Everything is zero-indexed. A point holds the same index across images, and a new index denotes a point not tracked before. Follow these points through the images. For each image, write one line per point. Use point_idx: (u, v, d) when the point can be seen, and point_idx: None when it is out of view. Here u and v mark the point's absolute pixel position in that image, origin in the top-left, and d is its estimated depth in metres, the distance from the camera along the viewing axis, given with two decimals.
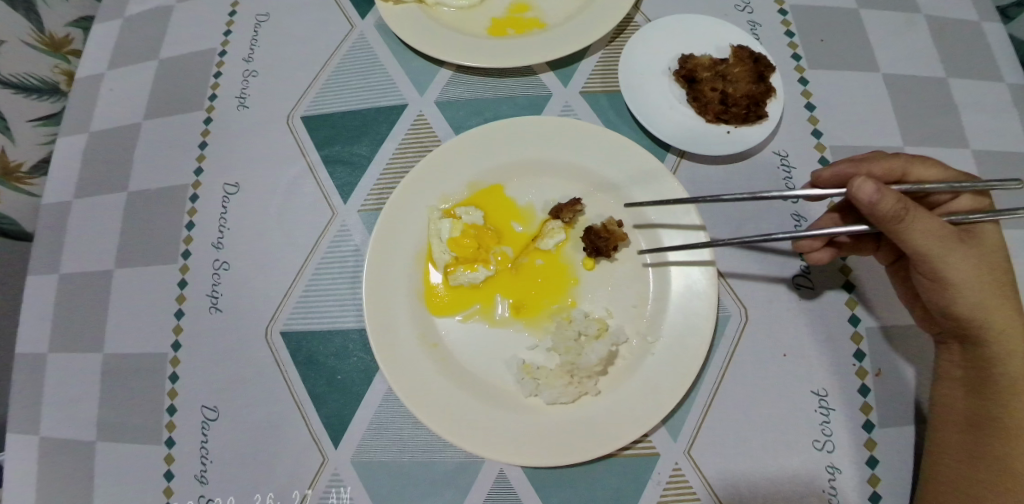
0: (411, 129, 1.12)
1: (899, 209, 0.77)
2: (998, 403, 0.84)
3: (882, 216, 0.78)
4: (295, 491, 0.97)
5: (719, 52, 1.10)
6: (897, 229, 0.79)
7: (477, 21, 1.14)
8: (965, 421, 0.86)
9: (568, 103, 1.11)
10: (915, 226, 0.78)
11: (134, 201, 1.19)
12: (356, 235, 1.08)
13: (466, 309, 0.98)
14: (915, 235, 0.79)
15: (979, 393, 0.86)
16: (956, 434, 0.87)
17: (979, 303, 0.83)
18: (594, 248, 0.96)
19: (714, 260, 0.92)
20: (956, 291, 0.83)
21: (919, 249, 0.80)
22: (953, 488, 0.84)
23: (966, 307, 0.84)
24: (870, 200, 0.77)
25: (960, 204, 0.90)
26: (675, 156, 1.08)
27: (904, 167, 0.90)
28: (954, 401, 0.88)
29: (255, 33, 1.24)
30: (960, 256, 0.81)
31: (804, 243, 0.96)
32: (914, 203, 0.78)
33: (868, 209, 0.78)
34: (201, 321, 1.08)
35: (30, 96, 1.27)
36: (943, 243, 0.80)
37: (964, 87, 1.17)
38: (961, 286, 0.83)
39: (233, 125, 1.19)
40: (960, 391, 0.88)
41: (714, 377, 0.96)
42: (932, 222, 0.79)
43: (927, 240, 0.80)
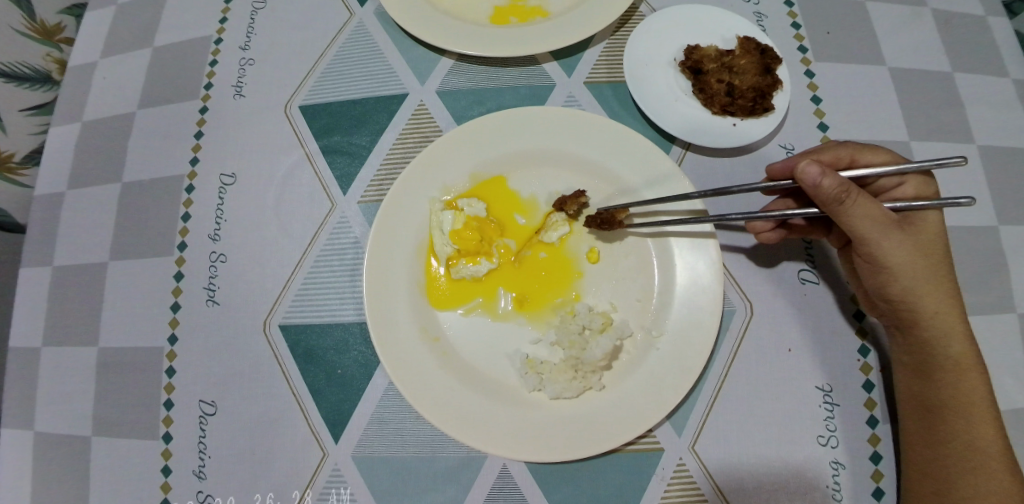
0: (413, 119, 1.08)
1: (842, 192, 0.78)
2: (949, 384, 0.85)
3: (825, 198, 0.79)
4: (294, 489, 0.96)
5: (725, 43, 1.08)
6: (838, 211, 0.81)
7: (480, 8, 1.12)
8: (922, 405, 0.87)
9: (572, 94, 1.09)
10: (856, 209, 0.80)
11: (130, 192, 1.18)
12: (356, 226, 1.05)
13: (469, 302, 0.96)
14: (855, 218, 0.81)
15: (928, 376, 0.87)
16: (916, 418, 0.87)
17: (916, 288, 0.86)
18: (600, 221, 0.93)
19: (715, 233, 0.91)
20: (895, 276, 0.86)
21: (860, 231, 0.83)
22: (928, 475, 0.84)
23: (905, 291, 0.86)
24: (814, 183, 0.78)
25: (904, 191, 0.93)
26: (680, 149, 1.06)
27: (851, 154, 0.92)
28: (907, 386, 0.89)
29: (252, 21, 1.22)
30: (897, 241, 0.84)
31: (754, 223, 0.96)
32: (857, 187, 0.79)
33: (811, 192, 0.79)
34: (199, 314, 1.06)
35: (23, 85, 1.29)
36: (880, 227, 0.82)
37: (971, 82, 1.16)
38: (898, 269, 0.85)
39: (229, 114, 1.16)
40: (910, 376, 0.89)
41: (720, 371, 0.96)
42: (872, 208, 0.81)
43: (867, 225, 0.82)
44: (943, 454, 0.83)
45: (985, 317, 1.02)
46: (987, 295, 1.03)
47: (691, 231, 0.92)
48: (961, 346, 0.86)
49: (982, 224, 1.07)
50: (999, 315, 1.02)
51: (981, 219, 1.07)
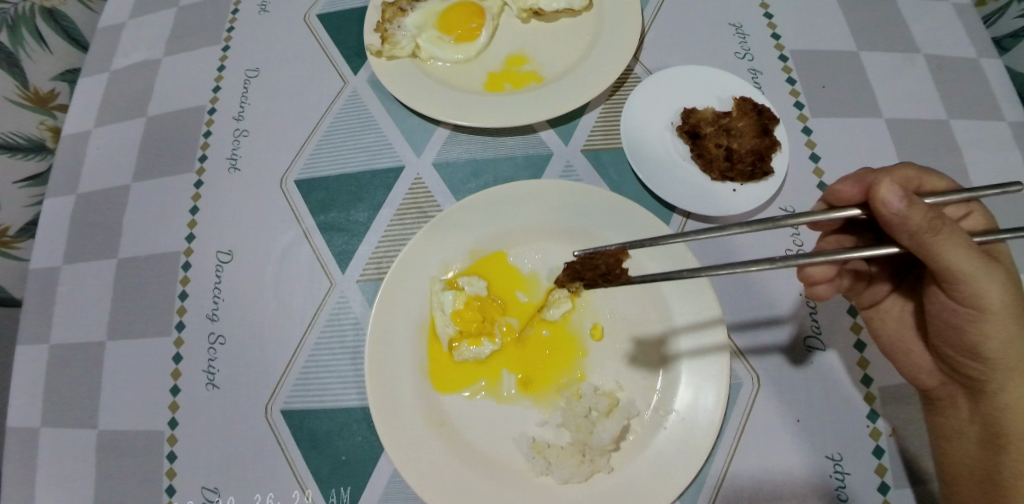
0: (409, 193, 1.07)
1: (933, 220, 0.71)
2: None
3: (913, 229, 0.72)
4: (295, 491, 0.97)
5: (721, 104, 1.07)
6: (926, 245, 0.73)
7: (473, 77, 1.13)
8: (987, 479, 0.80)
9: (569, 163, 1.07)
10: (948, 242, 0.72)
11: (126, 267, 1.17)
12: (356, 306, 1.02)
13: (472, 385, 0.94)
14: (946, 254, 0.73)
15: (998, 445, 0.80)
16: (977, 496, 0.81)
17: (1014, 345, 0.77)
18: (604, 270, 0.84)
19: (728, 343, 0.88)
20: (983, 329, 0.78)
21: (950, 270, 0.74)
22: None
23: (995, 345, 0.78)
24: (897, 211, 0.71)
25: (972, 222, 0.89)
26: (680, 217, 1.04)
27: (919, 178, 0.86)
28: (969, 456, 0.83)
29: (245, 89, 1.22)
30: (1000, 287, 0.75)
31: (811, 273, 0.87)
32: (948, 221, 0.72)
33: (895, 222, 0.73)
34: (199, 397, 1.05)
35: (17, 155, 1.33)
36: (977, 266, 0.73)
37: (966, 128, 1.15)
38: (992, 319, 0.77)
39: (224, 188, 1.15)
40: (972, 446, 0.83)
41: (730, 446, 0.93)
42: (968, 242, 0.73)
43: (966, 263, 0.73)
44: None
45: None
46: None
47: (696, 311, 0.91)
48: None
49: None
50: None
51: None
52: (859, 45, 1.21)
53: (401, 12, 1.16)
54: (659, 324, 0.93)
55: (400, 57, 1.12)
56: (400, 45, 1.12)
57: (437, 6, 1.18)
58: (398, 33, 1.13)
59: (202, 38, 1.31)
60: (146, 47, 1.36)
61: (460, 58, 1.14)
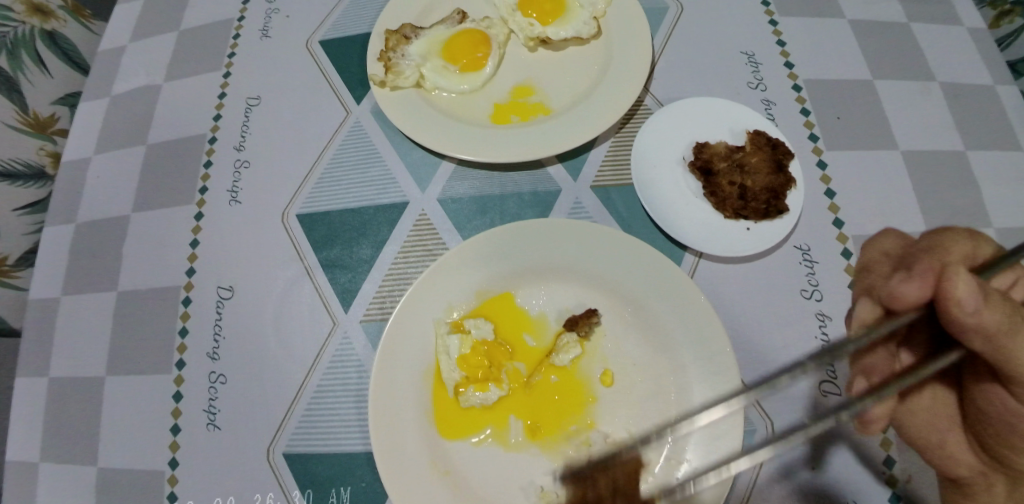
0: (414, 229, 1.04)
1: (1012, 325, 0.63)
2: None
3: (989, 332, 0.65)
4: (295, 491, 0.96)
5: (734, 137, 1.04)
6: (1002, 351, 0.65)
7: (479, 108, 1.11)
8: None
9: (578, 199, 1.04)
10: None
11: (126, 301, 1.15)
12: (359, 347, 1.00)
13: (479, 431, 0.92)
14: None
15: None
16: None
17: None
18: None
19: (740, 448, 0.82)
20: None
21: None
22: None
23: None
24: (974, 311, 0.64)
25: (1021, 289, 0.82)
26: (692, 256, 1.02)
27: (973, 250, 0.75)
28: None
29: (246, 119, 1.21)
30: None
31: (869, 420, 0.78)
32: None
33: (968, 326, 0.66)
34: (199, 438, 1.02)
35: (16, 183, 1.30)
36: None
37: (984, 158, 1.11)
38: None
39: (225, 221, 1.13)
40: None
41: (742, 493, 0.89)
42: None
43: None
44: None
45: None
46: None
47: (710, 378, 0.87)
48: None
49: None
50: None
51: None
52: (874, 73, 1.18)
53: (405, 39, 1.13)
54: (675, 396, 0.89)
55: (404, 87, 1.09)
56: (404, 75, 1.09)
57: (442, 34, 1.16)
58: (402, 62, 1.11)
59: (202, 64, 1.30)
60: (146, 72, 1.34)
61: (465, 88, 1.12)
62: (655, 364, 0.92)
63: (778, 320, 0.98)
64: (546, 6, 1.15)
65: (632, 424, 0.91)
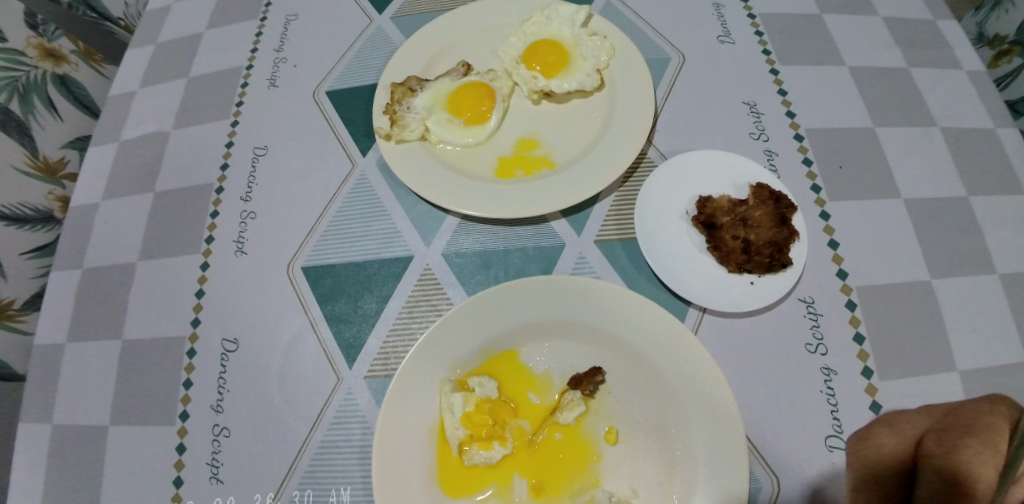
0: (418, 284, 1.05)
1: None
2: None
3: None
4: None
5: (737, 191, 1.05)
6: None
7: (484, 162, 1.12)
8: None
9: (582, 255, 1.04)
10: None
11: (131, 349, 1.15)
12: (363, 403, 1.00)
13: (483, 491, 0.91)
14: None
15: None
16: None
17: None
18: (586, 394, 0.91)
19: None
20: None
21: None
22: None
23: None
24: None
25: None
26: (696, 310, 1.02)
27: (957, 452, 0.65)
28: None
29: (253, 167, 1.22)
30: None
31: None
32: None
33: None
34: (201, 493, 1.02)
35: (24, 227, 1.32)
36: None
37: (987, 204, 1.11)
38: None
39: (231, 271, 1.14)
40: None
41: None
42: None
43: None
44: None
45: None
46: None
47: (716, 439, 0.86)
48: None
49: (1014, 363, 0.98)
50: None
51: (1010, 356, 0.98)
52: (875, 121, 1.19)
53: (411, 92, 1.15)
54: (680, 456, 0.89)
55: (410, 140, 1.11)
56: (410, 128, 1.11)
57: (447, 86, 1.17)
58: (408, 115, 1.12)
59: (210, 112, 1.32)
60: (155, 119, 1.36)
61: (470, 141, 1.13)
62: (661, 422, 0.91)
63: (783, 377, 0.97)
64: (549, 59, 1.17)
65: (637, 483, 0.90)
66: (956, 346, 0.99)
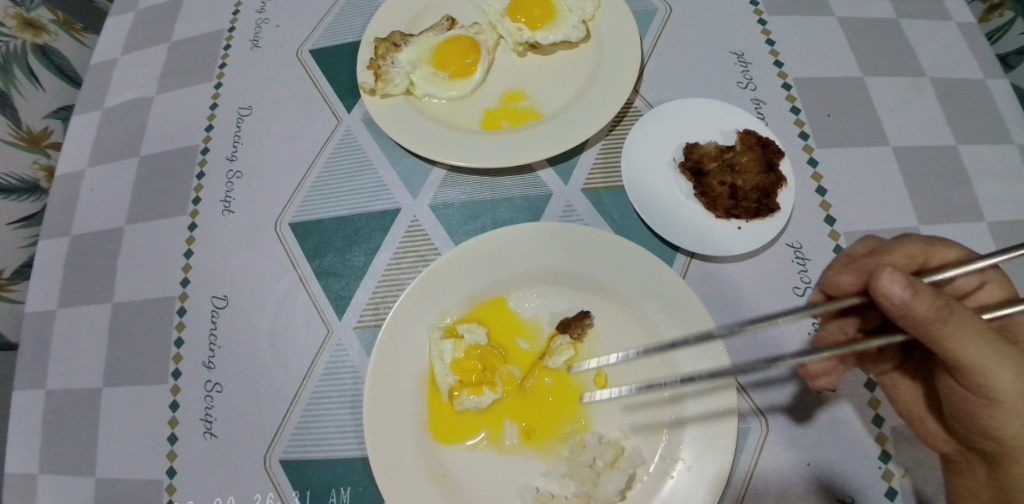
0: (406, 237, 1.06)
1: (941, 309, 0.67)
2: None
3: (918, 319, 0.68)
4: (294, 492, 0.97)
5: (724, 137, 1.05)
6: (932, 336, 0.68)
7: (470, 114, 1.12)
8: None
9: (569, 202, 1.05)
10: (957, 334, 0.67)
11: (121, 312, 1.16)
12: (354, 354, 1.01)
13: (474, 435, 0.92)
14: (962, 345, 0.67)
15: None
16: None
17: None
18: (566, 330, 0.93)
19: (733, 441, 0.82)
20: (1009, 414, 0.69)
21: (965, 362, 0.68)
22: None
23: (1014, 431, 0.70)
24: (901, 301, 0.68)
25: (985, 294, 0.86)
26: (685, 256, 1.02)
27: (924, 254, 0.83)
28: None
29: (238, 129, 1.22)
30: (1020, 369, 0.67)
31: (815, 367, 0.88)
32: (959, 306, 0.68)
33: (898, 312, 0.69)
34: (195, 447, 1.03)
35: (11, 196, 1.31)
36: (996, 359, 0.67)
37: (977, 153, 1.10)
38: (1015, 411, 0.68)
39: (219, 230, 1.14)
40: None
41: (737, 493, 0.89)
42: (978, 325, 0.67)
43: (976, 351, 0.67)
44: None
45: None
46: None
47: (705, 373, 0.87)
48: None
49: None
50: None
51: None
52: (864, 70, 1.17)
53: (395, 47, 1.14)
54: (669, 397, 0.89)
55: (395, 94, 1.10)
56: (394, 82, 1.10)
57: (432, 41, 1.16)
58: (392, 70, 1.12)
59: (193, 76, 1.30)
60: (138, 84, 1.34)
61: (456, 95, 1.12)
62: (650, 362, 0.92)
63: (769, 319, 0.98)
64: (535, 11, 1.15)
65: (627, 425, 0.90)
66: None
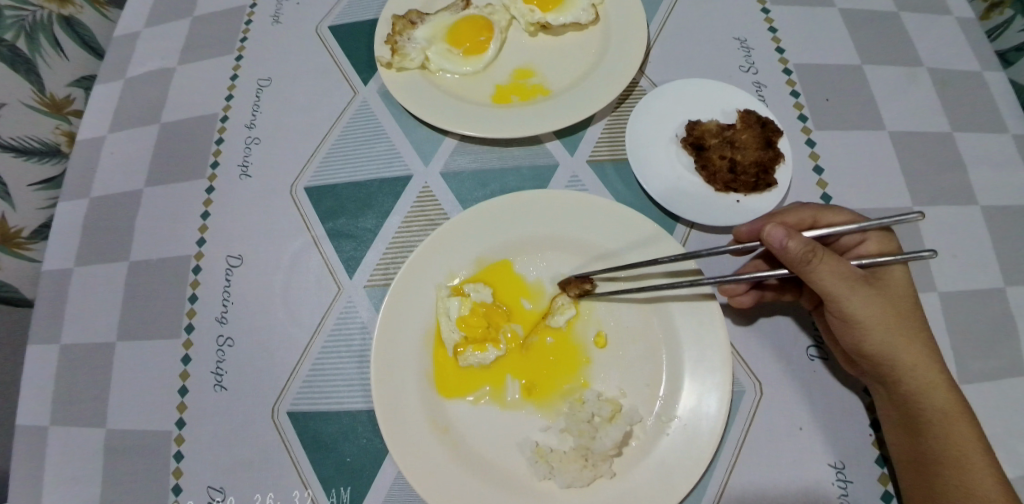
0: (417, 202, 1.11)
1: (808, 251, 0.79)
2: (939, 437, 0.83)
3: (792, 259, 0.80)
4: (295, 492, 0.98)
5: (725, 116, 1.09)
6: (804, 271, 0.82)
7: (482, 89, 1.16)
8: (917, 459, 0.84)
9: (575, 173, 1.10)
10: (823, 269, 0.81)
11: (137, 269, 1.18)
12: (363, 312, 1.06)
13: (476, 391, 0.95)
14: (825, 278, 0.81)
15: (918, 431, 0.84)
16: (912, 479, 0.84)
17: (887, 341, 0.85)
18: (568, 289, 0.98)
19: (727, 393, 0.87)
20: (864, 330, 0.85)
21: (827, 293, 0.83)
22: (916, 462, 0.84)
23: (877, 343, 0.85)
24: (780, 245, 0.79)
25: (867, 248, 0.94)
26: (685, 227, 1.06)
27: (813, 215, 0.92)
28: (899, 442, 0.87)
29: (258, 98, 1.26)
30: (864, 293, 0.84)
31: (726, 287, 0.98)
32: (823, 248, 0.80)
33: (779, 254, 0.80)
34: (206, 399, 1.05)
35: (32, 159, 1.33)
36: (847, 287, 0.83)
37: (971, 140, 1.14)
38: (868, 325, 0.85)
39: (237, 194, 1.19)
40: (901, 433, 0.87)
41: (731, 453, 0.92)
42: (839, 265, 0.81)
43: (834, 280, 0.82)
44: (941, 479, 0.81)
45: (997, 382, 0.96)
46: (996, 359, 0.98)
47: (700, 328, 0.91)
48: (943, 391, 0.84)
49: (990, 286, 1.02)
50: (1010, 381, 0.96)
51: (986, 281, 1.03)
52: (864, 59, 1.22)
53: (411, 24, 1.18)
54: (668, 356, 0.93)
55: (410, 68, 1.15)
56: (410, 57, 1.14)
57: (446, 20, 1.20)
58: (408, 45, 1.16)
59: (215, 48, 1.35)
60: (161, 55, 1.39)
61: (469, 70, 1.17)
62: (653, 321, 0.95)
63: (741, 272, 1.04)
64: None
65: (625, 383, 0.94)
66: (935, 269, 1.04)
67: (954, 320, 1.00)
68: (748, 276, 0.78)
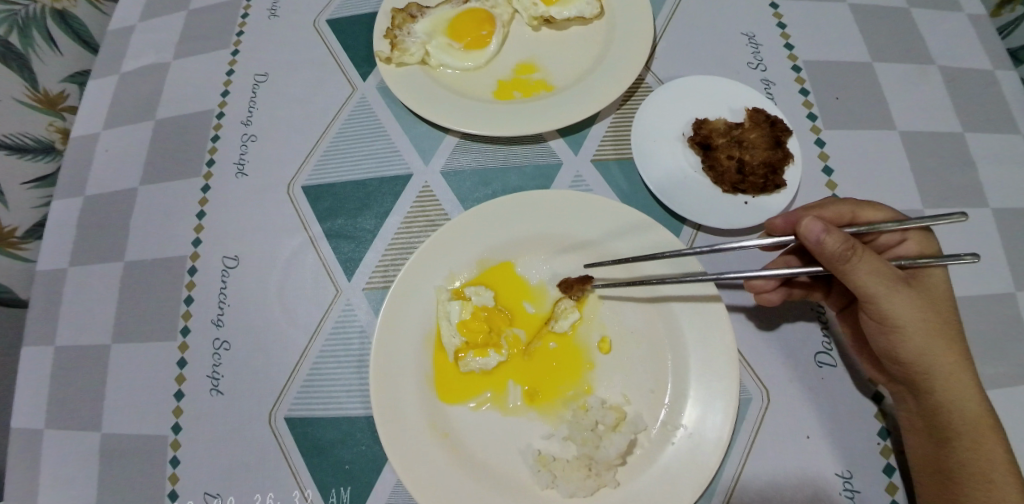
0: (418, 201, 1.09)
1: (847, 249, 0.77)
2: (965, 448, 0.81)
3: (829, 256, 0.78)
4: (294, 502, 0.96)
5: (733, 115, 1.06)
6: (841, 270, 0.79)
7: (483, 85, 1.13)
8: (937, 468, 0.83)
9: (579, 173, 1.08)
10: (862, 268, 0.78)
11: (132, 270, 1.16)
12: (361, 315, 1.04)
13: (477, 396, 0.93)
14: (864, 278, 0.79)
15: (943, 441, 0.83)
16: (930, 488, 0.83)
17: (924, 348, 0.83)
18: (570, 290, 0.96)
19: (734, 401, 0.84)
20: (903, 334, 0.83)
21: (867, 293, 0.81)
22: (937, 471, 0.82)
23: (914, 349, 0.83)
24: (817, 240, 0.77)
25: (907, 248, 0.92)
26: (691, 229, 1.03)
27: (853, 211, 0.90)
28: (920, 450, 0.85)
29: (254, 94, 1.24)
30: (905, 297, 0.81)
31: (755, 283, 0.94)
32: (863, 245, 0.78)
33: (816, 250, 0.78)
34: (202, 403, 1.03)
35: (25, 156, 1.31)
36: (886, 288, 0.80)
37: (983, 140, 1.12)
38: (907, 329, 0.82)
39: (233, 193, 1.16)
40: (923, 440, 0.85)
41: (737, 461, 0.91)
42: (880, 264, 0.79)
43: (874, 281, 0.79)
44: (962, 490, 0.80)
45: (1009, 389, 0.94)
46: (1009, 365, 0.95)
47: (706, 333, 0.89)
48: (975, 403, 0.82)
49: (1003, 290, 1.00)
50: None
51: (999, 285, 1.01)
52: (874, 56, 1.19)
53: (410, 18, 1.16)
54: (672, 361, 0.91)
55: (410, 63, 1.12)
56: (410, 52, 1.12)
57: (447, 14, 1.17)
58: (408, 39, 1.13)
59: (210, 43, 1.32)
60: (155, 50, 1.36)
61: (470, 65, 1.14)
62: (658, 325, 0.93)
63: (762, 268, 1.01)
64: None
65: (629, 388, 0.92)
66: None
67: (965, 325, 0.98)
68: (778, 273, 0.77)
